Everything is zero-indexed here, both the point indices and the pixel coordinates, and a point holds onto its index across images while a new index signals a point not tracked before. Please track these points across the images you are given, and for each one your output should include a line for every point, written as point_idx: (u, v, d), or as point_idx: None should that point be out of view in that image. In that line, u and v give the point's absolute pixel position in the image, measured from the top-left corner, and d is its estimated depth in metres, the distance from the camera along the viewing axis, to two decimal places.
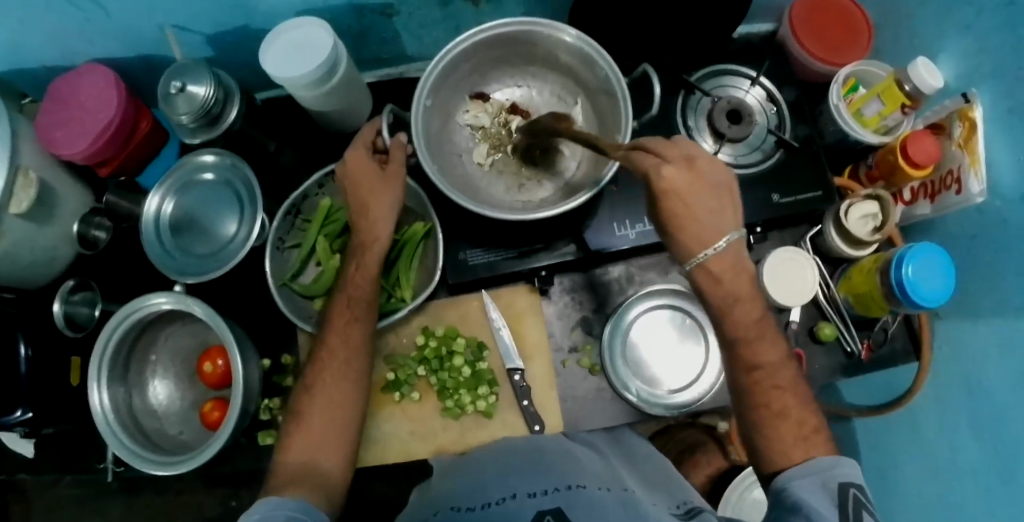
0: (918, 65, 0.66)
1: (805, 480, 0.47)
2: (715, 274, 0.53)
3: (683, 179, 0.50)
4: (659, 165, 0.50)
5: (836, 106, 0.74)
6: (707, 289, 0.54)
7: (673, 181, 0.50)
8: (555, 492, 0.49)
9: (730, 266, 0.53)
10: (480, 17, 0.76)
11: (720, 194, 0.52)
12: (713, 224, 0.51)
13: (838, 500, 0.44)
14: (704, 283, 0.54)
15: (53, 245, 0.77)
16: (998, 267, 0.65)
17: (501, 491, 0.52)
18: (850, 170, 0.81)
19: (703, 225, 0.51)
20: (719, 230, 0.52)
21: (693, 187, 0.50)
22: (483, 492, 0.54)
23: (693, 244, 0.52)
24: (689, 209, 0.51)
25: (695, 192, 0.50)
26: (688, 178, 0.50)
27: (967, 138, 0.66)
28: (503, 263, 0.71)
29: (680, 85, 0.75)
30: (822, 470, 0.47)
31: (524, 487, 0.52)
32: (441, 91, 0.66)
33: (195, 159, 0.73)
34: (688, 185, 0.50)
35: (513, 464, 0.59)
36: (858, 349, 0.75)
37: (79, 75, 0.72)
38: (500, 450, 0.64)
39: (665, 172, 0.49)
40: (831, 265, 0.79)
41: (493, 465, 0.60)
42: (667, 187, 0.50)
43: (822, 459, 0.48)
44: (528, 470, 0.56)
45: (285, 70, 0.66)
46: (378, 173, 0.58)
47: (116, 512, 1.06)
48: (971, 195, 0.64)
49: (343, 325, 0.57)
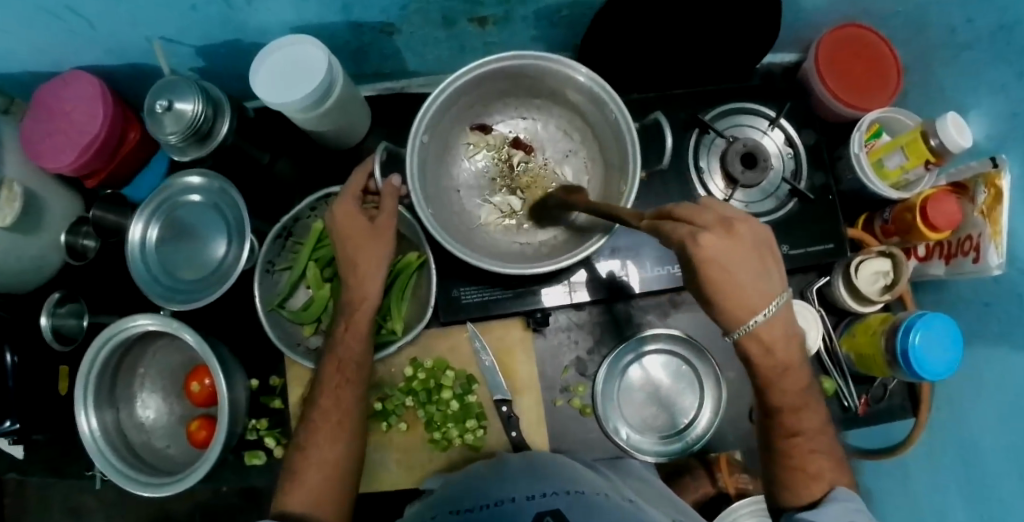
0: (946, 120, 0.63)
1: (821, 509, 0.48)
2: (767, 343, 0.45)
3: (726, 247, 0.41)
4: (695, 232, 0.41)
5: (856, 155, 0.70)
6: (755, 357, 0.47)
7: (717, 249, 0.40)
8: (557, 495, 0.51)
9: (781, 332, 0.45)
10: (486, 38, 0.71)
11: (759, 252, 0.43)
12: (757, 289, 0.43)
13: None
14: (752, 352, 0.46)
15: (41, 254, 0.75)
16: (1007, 344, 0.63)
17: (504, 494, 0.54)
18: (863, 220, 0.78)
19: (747, 293, 0.42)
20: (765, 297, 0.43)
21: (736, 250, 0.41)
22: (485, 492, 0.55)
23: (739, 315, 0.43)
24: (736, 280, 0.42)
25: (739, 259, 0.41)
26: (730, 243, 0.41)
27: (990, 207, 0.63)
28: (498, 303, 0.69)
29: (694, 123, 0.72)
30: (835, 501, 0.48)
31: (522, 492, 0.53)
32: (441, 126, 0.62)
33: (181, 179, 0.71)
34: (731, 254, 0.41)
35: (511, 468, 0.60)
36: (856, 404, 0.74)
37: (63, 84, 0.68)
38: (488, 467, 0.62)
39: (705, 242, 0.40)
40: (836, 315, 0.78)
41: (490, 472, 0.60)
42: (708, 258, 0.40)
43: (840, 490, 0.49)
44: (527, 477, 0.56)
45: (276, 94, 0.62)
46: (367, 226, 0.56)
47: (111, 498, 1.05)
48: (988, 266, 0.62)
49: (333, 388, 0.57)
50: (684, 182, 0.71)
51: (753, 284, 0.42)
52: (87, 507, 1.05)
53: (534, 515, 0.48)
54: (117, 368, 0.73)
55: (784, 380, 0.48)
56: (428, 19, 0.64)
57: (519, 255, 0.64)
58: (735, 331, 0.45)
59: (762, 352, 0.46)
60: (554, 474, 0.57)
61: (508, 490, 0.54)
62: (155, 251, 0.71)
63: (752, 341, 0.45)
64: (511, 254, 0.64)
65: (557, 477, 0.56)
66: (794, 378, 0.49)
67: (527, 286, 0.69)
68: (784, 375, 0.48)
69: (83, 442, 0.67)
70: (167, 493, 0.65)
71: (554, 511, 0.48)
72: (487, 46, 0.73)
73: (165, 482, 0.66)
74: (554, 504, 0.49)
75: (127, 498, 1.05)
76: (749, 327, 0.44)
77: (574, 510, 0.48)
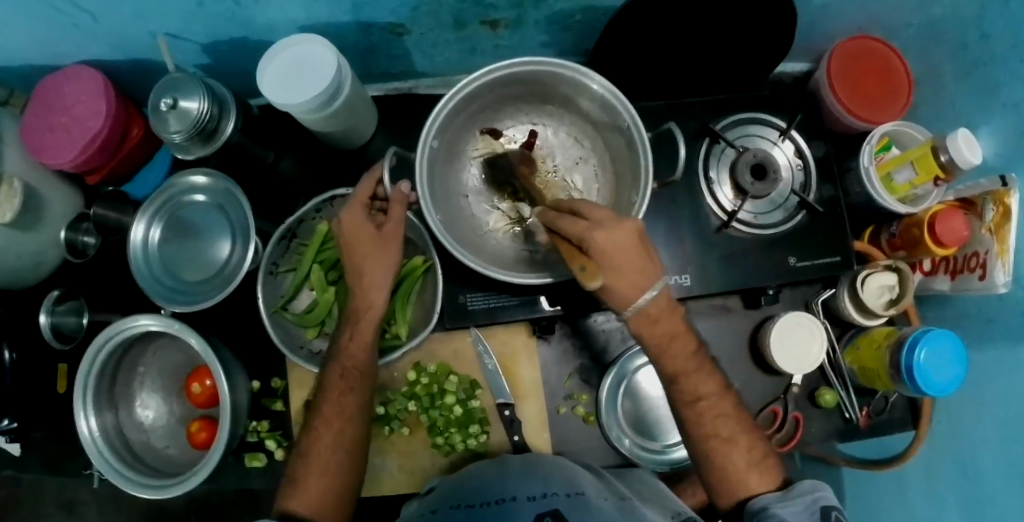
0: (956, 136, 0.63)
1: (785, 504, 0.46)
2: (654, 320, 0.47)
3: (619, 240, 0.42)
4: (586, 226, 0.42)
5: (866, 168, 0.70)
6: (643, 331, 0.48)
7: (608, 242, 0.41)
8: (556, 497, 0.51)
9: (665, 309, 0.47)
10: (497, 41, 0.70)
11: (647, 247, 0.44)
12: (642, 275, 0.44)
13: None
14: (641, 329, 0.47)
15: (40, 250, 0.74)
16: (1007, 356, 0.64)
17: (505, 492, 0.54)
18: (870, 232, 0.78)
19: (629, 282, 0.43)
20: (648, 282, 0.44)
21: (625, 241, 0.42)
22: (488, 489, 0.55)
23: (626, 296, 0.44)
24: (624, 270, 0.42)
25: (628, 251, 0.42)
26: (623, 237, 0.42)
27: (998, 224, 0.63)
28: (504, 311, 0.68)
29: (705, 132, 0.71)
30: (803, 494, 0.46)
31: (523, 491, 0.53)
32: (450, 131, 0.61)
33: (185, 178, 0.70)
34: (621, 245, 0.42)
35: (510, 468, 0.60)
36: (857, 416, 0.75)
37: (65, 78, 0.67)
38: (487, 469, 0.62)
39: (598, 236, 0.41)
40: (839, 327, 0.77)
41: (489, 470, 0.60)
42: (599, 249, 0.41)
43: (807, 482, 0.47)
44: (526, 476, 0.56)
45: (283, 95, 0.61)
46: (375, 235, 0.55)
47: (106, 492, 1.04)
48: (993, 284, 0.62)
49: (336, 396, 0.56)
50: (692, 190, 0.71)
51: (639, 271, 0.43)
52: (83, 502, 1.04)
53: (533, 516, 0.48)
54: (117, 368, 0.72)
55: (674, 347, 0.49)
56: (439, 21, 0.64)
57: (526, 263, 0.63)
58: (623, 311, 0.45)
59: (648, 325, 0.47)
60: (552, 476, 0.56)
61: (509, 488, 0.54)
62: (158, 251, 0.70)
63: (641, 319, 0.46)
64: (518, 263, 0.63)
65: (554, 476, 0.56)
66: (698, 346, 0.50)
67: (534, 294, 0.68)
68: (671, 343, 0.49)
69: (82, 443, 0.67)
70: (169, 494, 0.65)
71: (553, 511, 0.48)
72: (498, 49, 0.72)
73: (167, 484, 0.65)
74: (553, 504, 0.49)
75: (123, 493, 1.04)
76: (637, 304, 0.44)
77: (573, 511, 0.48)
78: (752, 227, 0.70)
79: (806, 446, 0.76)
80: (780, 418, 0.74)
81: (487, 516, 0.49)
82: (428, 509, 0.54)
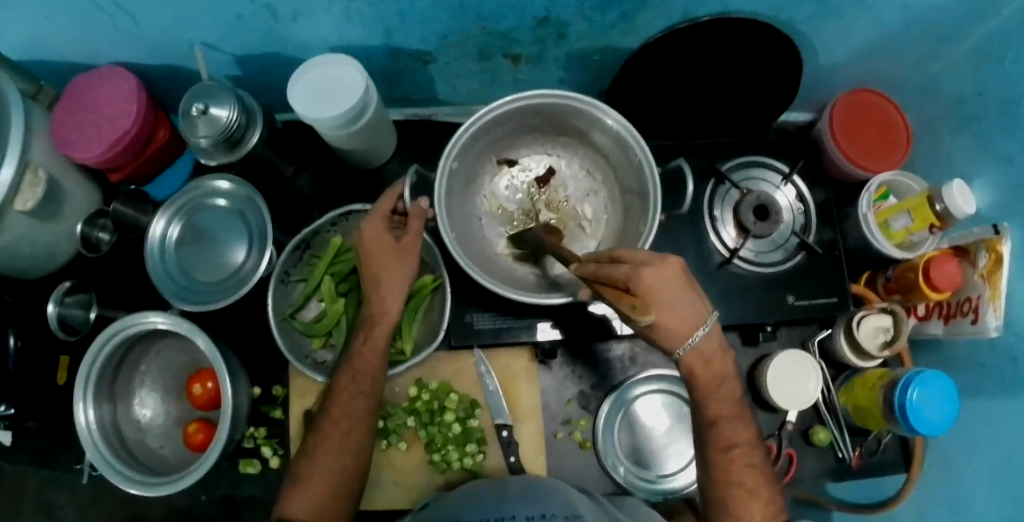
0: (951, 187, 0.66)
1: None
2: (706, 357, 0.50)
3: (668, 277, 0.44)
4: (635, 268, 0.44)
5: (864, 215, 0.73)
6: (695, 373, 0.51)
7: (657, 280, 0.44)
8: None
9: (716, 346, 0.50)
10: (517, 75, 0.74)
11: (690, 282, 0.47)
12: (691, 311, 0.46)
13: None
14: (694, 369, 0.50)
15: (55, 241, 0.76)
16: (999, 405, 0.65)
17: (502, 511, 0.55)
18: (867, 277, 0.81)
19: (681, 318, 0.46)
20: (697, 318, 0.47)
21: (673, 278, 0.45)
22: (486, 509, 0.56)
23: (679, 335, 0.47)
24: (675, 308, 0.45)
25: (676, 288, 0.45)
26: (668, 273, 0.44)
27: (990, 271, 0.65)
28: (509, 331, 0.69)
29: (711, 172, 0.74)
30: None
31: (521, 511, 0.55)
32: (469, 155, 0.63)
33: (209, 182, 0.72)
34: (668, 281, 0.44)
35: (508, 488, 0.60)
36: (850, 456, 0.75)
37: (100, 78, 0.70)
38: (485, 488, 0.61)
39: (647, 275, 0.44)
40: (835, 369, 0.79)
41: (490, 487, 0.61)
42: (654, 289, 0.44)
43: None
44: (526, 500, 0.57)
45: (312, 109, 0.64)
46: (392, 246, 0.57)
47: (86, 494, 1.02)
48: (985, 328, 0.64)
49: (346, 399, 0.57)
50: (697, 229, 0.73)
51: (687, 308, 0.46)
52: (61, 504, 1.02)
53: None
54: (120, 362, 0.73)
55: (686, 372, 0.51)
56: (464, 52, 0.67)
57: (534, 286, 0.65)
58: (675, 349, 0.48)
59: (700, 365, 0.50)
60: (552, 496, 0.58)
61: (508, 508, 0.56)
62: (174, 250, 0.72)
63: (693, 357, 0.49)
64: (527, 284, 0.65)
65: (555, 497, 0.57)
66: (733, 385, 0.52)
67: (539, 316, 0.69)
68: (684, 356, 0.51)
69: (78, 434, 0.67)
70: (158, 493, 0.64)
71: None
72: (517, 83, 0.76)
73: (158, 482, 0.65)
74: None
75: (104, 498, 1.02)
76: (692, 341, 0.47)
77: None
78: (753, 266, 0.72)
79: (799, 484, 0.77)
80: (775, 453, 0.75)
81: None
82: None
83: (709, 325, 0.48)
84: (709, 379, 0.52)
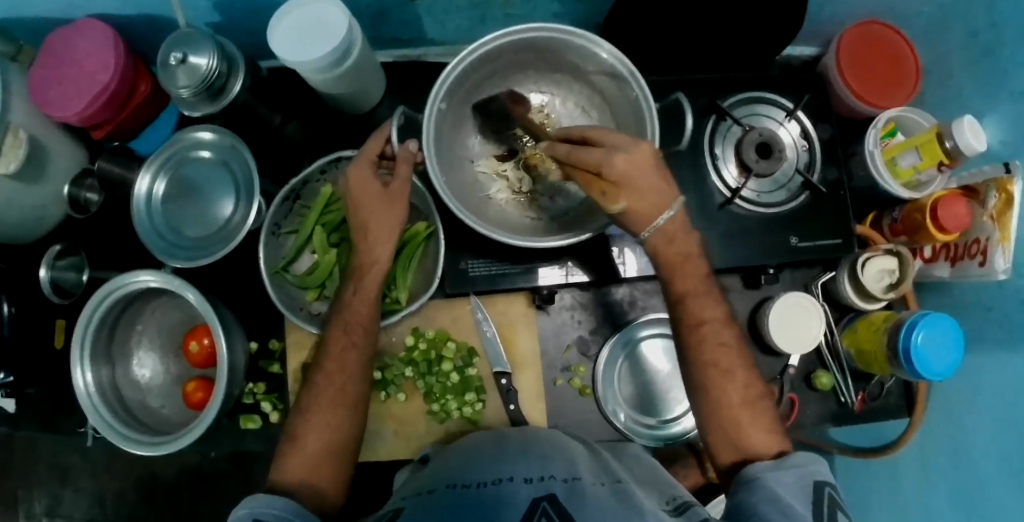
0: (961, 123, 0.63)
1: (779, 470, 0.45)
2: (670, 238, 0.50)
3: (637, 160, 0.45)
4: (608, 153, 0.44)
5: (870, 152, 0.71)
6: (659, 250, 0.51)
7: (628, 165, 0.44)
8: (553, 479, 0.44)
9: (680, 228, 0.51)
10: (508, 10, 0.70)
11: (663, 170, 0.47)
12: (660, 194, 0.47)
13: (813, 498, 0.42)
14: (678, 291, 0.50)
15: (43, 205, 0.74)
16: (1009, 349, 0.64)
17: (495, 473, 0.46)
18: (872, 218, 0.79)
19: (650, 201, 0.46)
20: (665, 202, 0.48)
21: (643, 162, 0.45)
22: (479, 470, 0.48)
23: (645, 218, 0.48)
24: (645, 193, 0.46)
25: (648, 173, 0.45)
26: (639, 156, 0.45)
27: (1001, 211, 0.63)
28: (507, 277, 0.68)
29: (712, 109, 0.72)
30: (796, 466, 0.45)
31: (521, 472, 0.46)
32: (459, 93, 0.61)
33: (191, 134, 0.70)
34: (640, 168, 0.45)
35: (506, 448, 0.53)
36: (852, 400, 0.75)
37: (76, 32, 0.67)
38: (483, 442, 0.57)
39: (618, 161, 0.44)
40: (838, 311, 0.78)
41: (485, 449, 0.54)
42: (624, 173, 0.44)
43: (798, 455, 0.46)
44: (522, 457, 0.49)
45: (291, 52, 0.60)
46: (380, 192, 0.55)
47: (98, 456, 1.04)
48: (993, 270, 0.62)
49: (338, 351, 0.57)
50: (698, 169, 0.71)
51: (657, 193, 0.47)
52: (75, 466, 1.04)
53: (528, 499, 0.41)
54: (116, 324, 0.72)
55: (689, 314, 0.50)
56: None
57: (530, 230, 0.64)
58: (643, 232, 0.49)
59: (665, 244, 0.50)
60: (551, 456, 0.50)
61: (504, 469, 0.47)
62: (161, 207, 0.70)
63: (658, 237, 0.50)
64: (522, 228, 0.64)
65: (555, 457, 0.49)
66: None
67: (535, 262, 0.69)
68: None
69: (78, 396, 0.66)
70: (162, 452, 0.64)
71: (551, 496, 0.41)
72: (508, 18, 0.73)
73: (158, 441, 0.65)
74: (551, 489, 0.43)
75: (117, 457, 1.04)
76: (657, 224, 0.48)
77: (575, 503, 0.40)
78: (755, 206, 0.70)
79: (801, 428, 0.76)
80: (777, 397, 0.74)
81: (481, 499, 0.42)
82: (422, 489, 0.47)
83: (677, 209, 0.48)
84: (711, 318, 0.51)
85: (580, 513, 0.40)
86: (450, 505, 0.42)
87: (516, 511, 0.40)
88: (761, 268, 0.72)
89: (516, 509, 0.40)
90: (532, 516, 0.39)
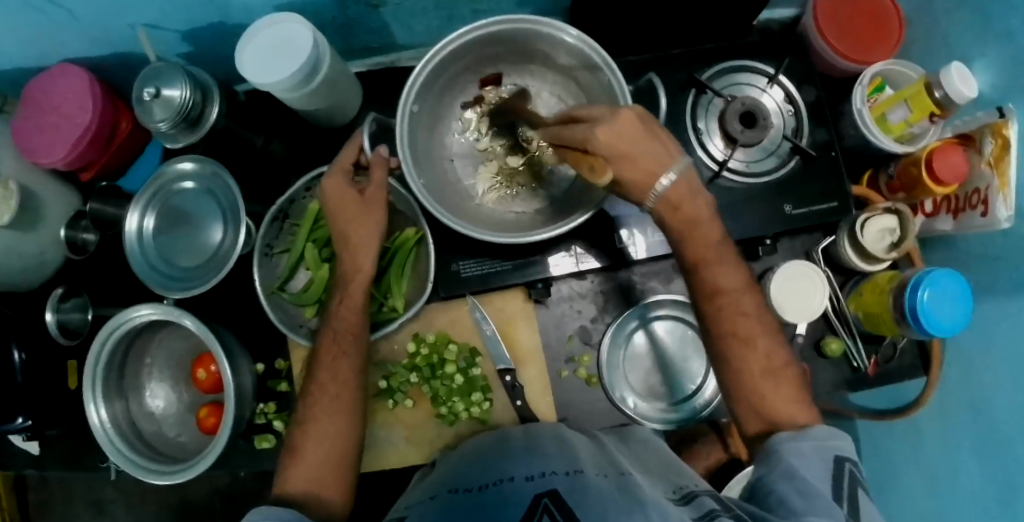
0: (949, 70, 0.61)
1: (799, 443, 0.44)
2: (676, 205, 0.48)
3: (624, 131, 0.44)
4: (591, 128, 0.45)
5: (858, 110, 0.69)
6: (666, 219, 0.50)
7: (610, 137, 0.44)
8: (557, 475, 0.44)
9: (688, 193, 0.48)
10: (475, 6, 0.69)
11: (655, 131, 0.46)
12: (657, 160, 0.46)
13: (834, 472, 0.42)
14: None
15: (42, 250, 0.75)
16: (1007, 305, 0.62)
17: (500, 472, 0.46)
18: (869, 177, 0.77)
19: (644, 170, 0.46)
20: (663, 164, 0.46)
21: (630, 130, 0.44)
22: (485, 471, 0.48)
23: (642, 188, 0.47)
24: (637, 160, 0.45)
25: (634, 139, 0.45)
26: (623, 125, 0.44)
27: (998, 157, 0.60)
28: (499, 275, 0.68)
29: (692, 83, 0.70)
30: (819, 440, 0.44)
31: (522, 470, 0.46)
32: (431, 93, 0.60)
33: (174, 165, 0.71)
34: (627, 136, 0.44)
35: (509, 448, 0.53)
36: (865, 364, 0.73)
37: (52, 78, 0.68)
38: (486, 443, 0.57)
39: (601, 134, 0.44)
40: (843, 275, 0.76)
41: (487, 449, 0.54)
42: (609, 144, 0.44)
43: (822, 429, 0.45)
44: (525, 455, 0.49)
45: (262, 74, 0.60)
46: (356, 200, 0.57)
47: (130, 487, 1.06)
48: (996, 220, 0.60)
49: (330, 361, 0.58)
50: (683, 144, 0.70)
51: (651, 158, 0.46)
52: (109, 499, 1.06)
53: (531, 495, 0.41)
54: (125, 359, 0.73)
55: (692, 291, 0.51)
56: None
57: (515, 224, 0.64)
58: (647, 202, 0.48)
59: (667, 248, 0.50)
60: (549, 449, 0.50)
61: (507, 468, 0.47)
62: (153, 240, 0.71)
63: (663, 206, 0.48)
64: (506, 223, 0.63)
65: (558, 452, 0.49)
66: (741, 300, 0.51)
67: (528, 256, 0.68)
68: None
69: (94, 434, 0.68)
70: (179, 480, 0.65)
71: (553, 491, 0.41)
72: (476, 14, 0.72)
73: (174, 470, 0.66)
74: (553, 484, 0.43)
75: (148, 487, 1.06)
76: (659, 191, 0.47)
77: (576, 496, 0.40)
78: (744, 177, 0.69)
79: (816, 398, 0.75)
80: None
81: (484, 499, 0.42)
82: (426, 495, 0.47)
83: (680, 170, 0.47)
84: (704, 294, 0.51)
85: (581, 506, 0.39)
86: (451, 509, 0.42)
87: (519, 508, 0.40)
88: (758, 240, 0.72)
89: (519, 507, 0.40)
90: (535, 513, 0.39)
